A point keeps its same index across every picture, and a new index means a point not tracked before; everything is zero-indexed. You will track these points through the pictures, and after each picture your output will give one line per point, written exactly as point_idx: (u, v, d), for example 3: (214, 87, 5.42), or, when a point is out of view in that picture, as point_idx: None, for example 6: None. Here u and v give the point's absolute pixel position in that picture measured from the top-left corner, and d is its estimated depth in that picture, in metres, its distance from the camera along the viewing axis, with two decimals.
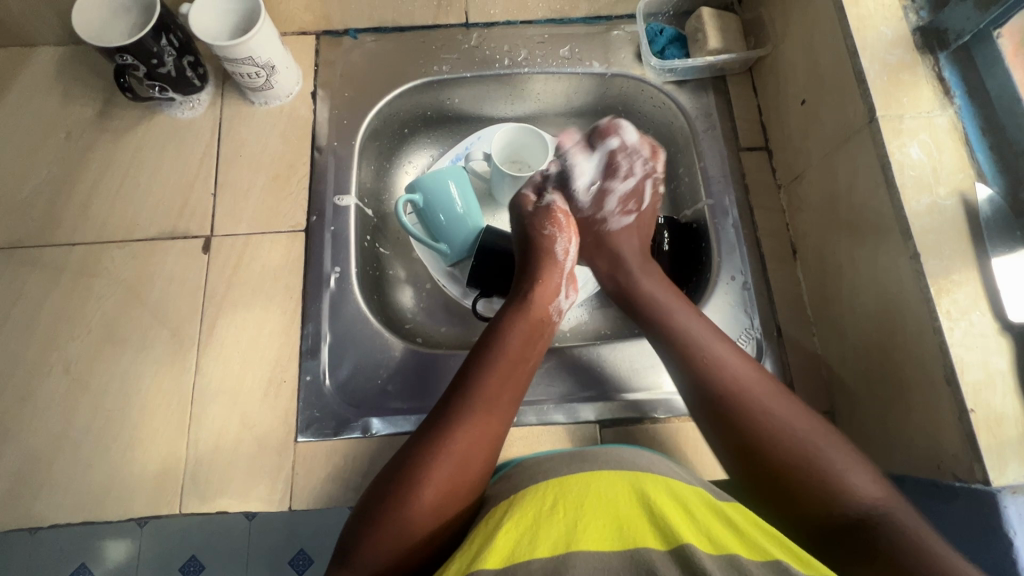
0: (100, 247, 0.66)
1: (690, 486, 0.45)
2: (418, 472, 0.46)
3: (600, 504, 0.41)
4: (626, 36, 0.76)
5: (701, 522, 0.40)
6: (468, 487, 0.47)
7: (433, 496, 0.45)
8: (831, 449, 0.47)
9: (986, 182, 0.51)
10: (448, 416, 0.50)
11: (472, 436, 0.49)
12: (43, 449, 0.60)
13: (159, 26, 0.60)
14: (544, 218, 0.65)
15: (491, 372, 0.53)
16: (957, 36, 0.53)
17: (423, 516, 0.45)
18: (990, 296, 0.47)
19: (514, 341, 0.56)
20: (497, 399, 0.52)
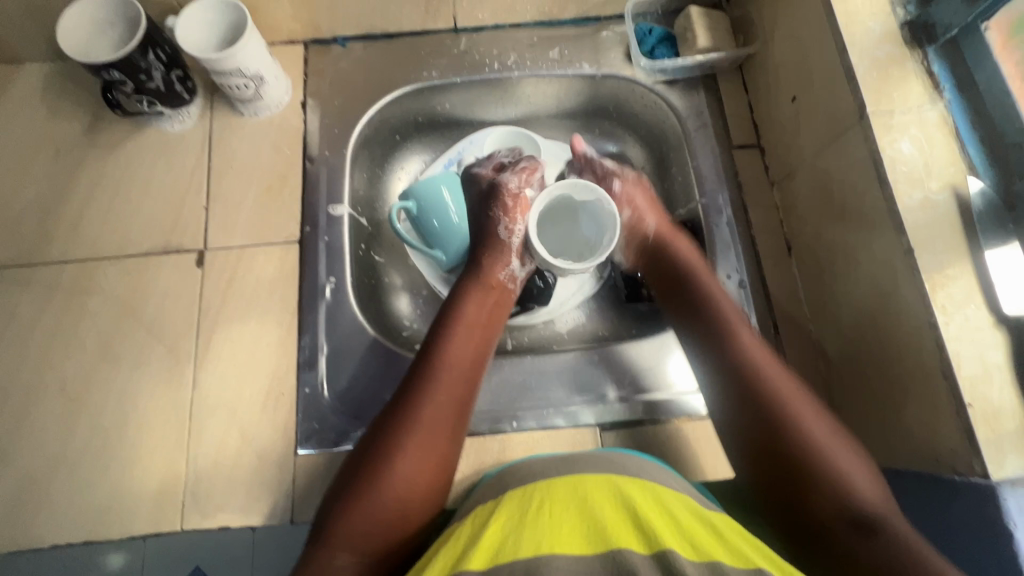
0: (92, 264, 0.66)
1: (675, 491, 0.44)
2: (390, 446, 0.48)
3: (583, 507, 0.41)
4: (616, 36, 0.76)
5: (684, 527, 0.40)
6: (439, 459, 0.50)
7: (406, 472, 0.48)
8: (816, 427, 0.49)
9: (978, 176, 0.51)
10: (415, 389, 0.51)
11: (434, 409, 0.50)
12: (41, 470, 0.59)
13: (145, 41, 0.60)
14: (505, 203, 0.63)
15: (450, 345, 0.54)
16: (944, 31, 0.53)
17: (398, 493, 0.47)
18: (984, 289, 0.47)
19: (474, 316, 0.57)
20: (459, 368, 0.53)
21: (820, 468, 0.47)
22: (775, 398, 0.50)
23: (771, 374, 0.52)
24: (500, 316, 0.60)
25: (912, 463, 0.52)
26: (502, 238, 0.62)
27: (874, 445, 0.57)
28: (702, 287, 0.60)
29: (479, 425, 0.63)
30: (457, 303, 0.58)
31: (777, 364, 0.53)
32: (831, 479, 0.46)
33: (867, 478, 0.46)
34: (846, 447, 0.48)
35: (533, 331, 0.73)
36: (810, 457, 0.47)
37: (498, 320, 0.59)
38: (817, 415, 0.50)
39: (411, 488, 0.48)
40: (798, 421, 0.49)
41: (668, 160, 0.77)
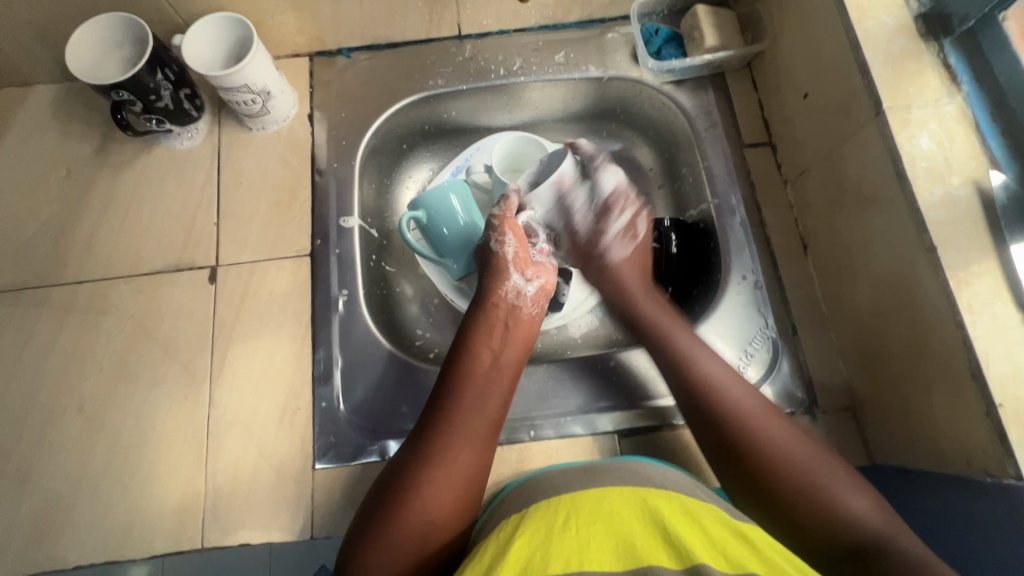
0: (106, 284, 0.66)
1: (705, 505, 0.44)
2: (411, 481, 0.48)
3: (610, 521, 0.41)
4: (622, 38, 0.75)
5: (716, 540, 0.39)
6: (465, 490, 0.49)
7: (431, 504, 0.47)
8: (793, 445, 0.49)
9: (1000, 169, 0.50)
10: (432, 425, 0.51)
11: (457, 442, 0.50)
12: (62, 490, 0.60)
13: (153, 60, 0.60)
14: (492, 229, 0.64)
15: (470, 374, 0.54)
16: (960, 22, 0.52)
17: (422, 528, 0.46)
18: (1011, 285, 0.46)
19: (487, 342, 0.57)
20: (478, 399, 0.53)
21: (800, 486, 0.47)
22: (746, 423, 0.51)
23: (731, 387, 0.54)
24: (516, 337, 0.59)
25: (942, 464, 0.51)
26: (504, 263, 0.62)
27: (900, 446, 0.56)
28: (669, 343, 0.59)
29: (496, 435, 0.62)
30: (473, 332, 0.57)
31: (727, 370, 0.55)
32: (818, 501, 0.46)
33: (857, 496, 0.47)
34: (818, 458, 0.49)
35: (547, 338, 0.73)
36: (777, 471, 0.48)
37: (515, 342, 0.58)
38: (773, 417, 0.52)
39: (436, 520, 0.46)
40: (768, 437, 0.50)
41: (677, 161, 0.76)
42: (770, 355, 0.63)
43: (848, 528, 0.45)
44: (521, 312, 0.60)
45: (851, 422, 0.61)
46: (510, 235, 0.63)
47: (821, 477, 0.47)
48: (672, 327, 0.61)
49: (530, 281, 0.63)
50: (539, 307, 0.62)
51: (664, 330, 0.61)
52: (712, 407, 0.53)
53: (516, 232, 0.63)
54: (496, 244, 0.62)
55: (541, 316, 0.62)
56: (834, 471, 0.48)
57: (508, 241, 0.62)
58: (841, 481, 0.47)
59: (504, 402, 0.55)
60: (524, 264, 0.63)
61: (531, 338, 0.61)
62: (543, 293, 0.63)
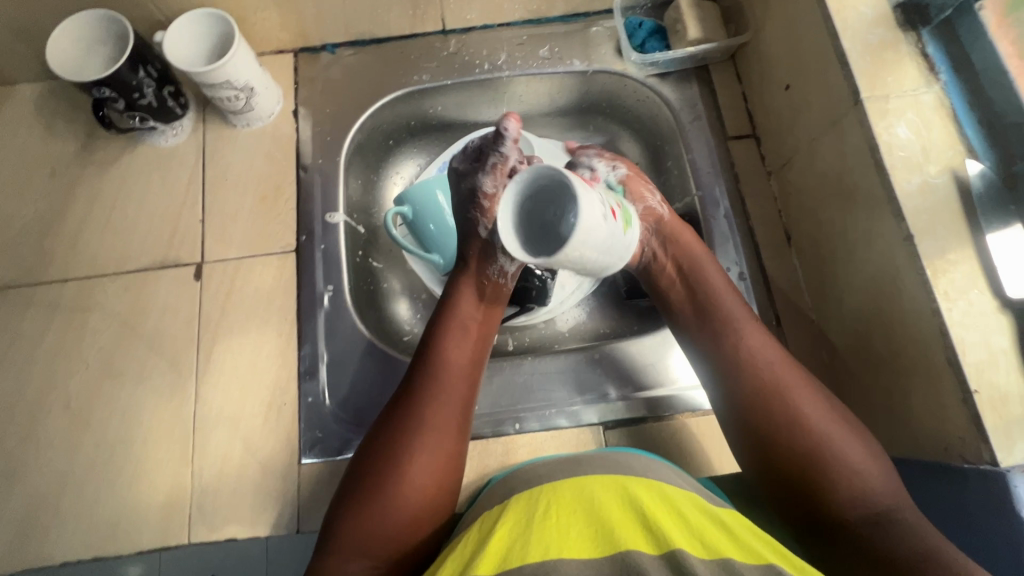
0: (92, 282, 0.66)
1: (682, 490, 0.45)
2: (392, 456, 0.48)
3: (591, 508, 0.41)
4: (606, 31, 0.75)
5: (694, 525, 0.40)
6: (448, 454, 0.50)
7: (414, 475, 0.48)
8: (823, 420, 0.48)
9: (977, 158, 0.50)
10: (412, 396, 0.51)
11: (436, 413, 0.50)
12: (49, 488, 0.60)
13: (135, 58, 0.60)
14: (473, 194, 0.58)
15: (447, 344, 0.54)
16: (938, 11, 0.52)
17: (408, 495, 0.47)
18: (987, 272, 0.47)
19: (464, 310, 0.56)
20: (457, 371, 0.53)
21: (819, 457, 0.47)
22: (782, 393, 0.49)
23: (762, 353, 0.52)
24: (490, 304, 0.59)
25: (921, 451, 0.52)
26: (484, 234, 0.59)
27: (882, 435, 0.56)
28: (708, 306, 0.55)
29: (482, 428, 0.63)
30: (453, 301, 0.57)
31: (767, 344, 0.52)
32: (836, 480, 0.46)
33: (875, 467, 0.47)
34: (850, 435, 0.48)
35: (534, 332, 0.73)
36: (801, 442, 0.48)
37: (490, 308, 0.59)
38: (818, 402, 0.49)
39: (421, 487, 0.48)
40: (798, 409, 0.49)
41: (663, 154, 0.76)
42: None
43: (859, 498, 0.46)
44: (502, 282, 0.61)
45: None
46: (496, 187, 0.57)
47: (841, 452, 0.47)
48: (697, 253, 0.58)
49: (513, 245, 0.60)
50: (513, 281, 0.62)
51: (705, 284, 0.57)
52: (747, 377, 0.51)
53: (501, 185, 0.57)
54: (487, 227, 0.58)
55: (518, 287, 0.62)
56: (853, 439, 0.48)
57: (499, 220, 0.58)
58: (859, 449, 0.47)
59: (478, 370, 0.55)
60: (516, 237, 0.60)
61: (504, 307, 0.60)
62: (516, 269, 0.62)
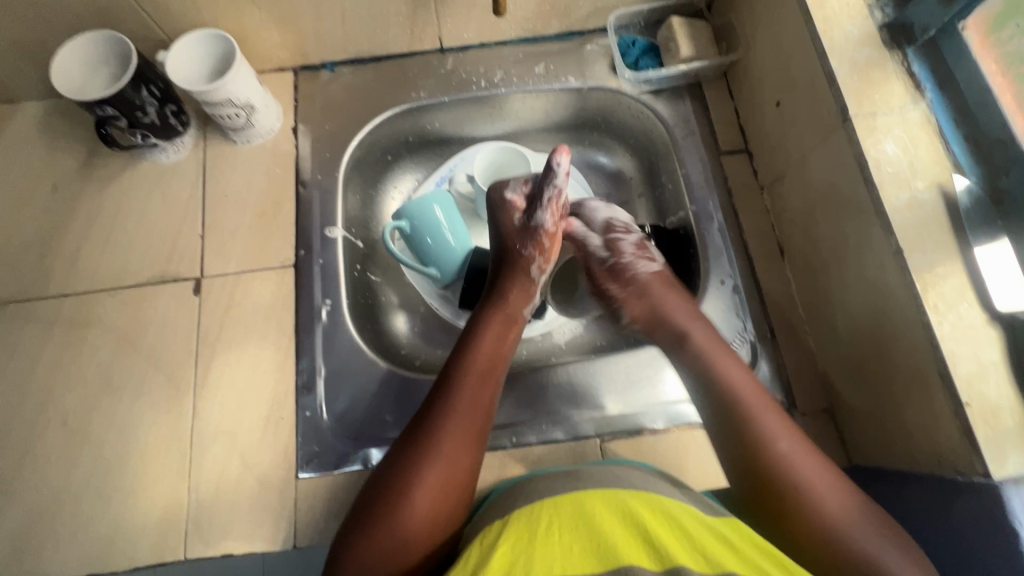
0: (91, 297, 0.67)
1: (681, 503, 0.45)
2: (408, 475, 0.49)
3: (594, 524, 0.41)
4: (600, 49, 0.77)
5: (696, 540, 0.40)
6: (457, 489, 0.50)
7: (426, 495, 0.48)
8: (837, 505, 0.46)
9: (964, 174, 0.51)
10: (432, 417, 0.52)
11: (453, 434, 0.51)
12: (45, 504, 0.60)
13: (138, 77, 0.61)
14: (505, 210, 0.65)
15: (467, 375, 0.55)
16: (923, 32, 0.53)
17: (418, 521, 0.47)
18: (975, 286, 0.47)
19: (487, 337, 0.58)
20: (479, 397, 0.54)
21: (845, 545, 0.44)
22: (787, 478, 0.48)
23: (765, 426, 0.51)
24: (511, 332, 0.60)
25: (916, 464, 0.52)
26: (528, 270, 0.63)
27: (877, 448, 0.56)
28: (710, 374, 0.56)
29: None
30: (477, 326, 0.59)
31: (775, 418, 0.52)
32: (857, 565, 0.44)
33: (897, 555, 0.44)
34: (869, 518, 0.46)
35: (531, 345, 0.74)
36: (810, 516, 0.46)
37: (510, 337, 0.60)
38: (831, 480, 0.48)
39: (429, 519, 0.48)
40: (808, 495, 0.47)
41: (657, 168, 0.78)
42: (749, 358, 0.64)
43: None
44: (523, 312, 0.62)
45: (830, 424, 0.61)
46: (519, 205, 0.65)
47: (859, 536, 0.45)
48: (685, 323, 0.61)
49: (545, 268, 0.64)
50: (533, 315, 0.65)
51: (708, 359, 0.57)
52: (751, 454, 0.50)
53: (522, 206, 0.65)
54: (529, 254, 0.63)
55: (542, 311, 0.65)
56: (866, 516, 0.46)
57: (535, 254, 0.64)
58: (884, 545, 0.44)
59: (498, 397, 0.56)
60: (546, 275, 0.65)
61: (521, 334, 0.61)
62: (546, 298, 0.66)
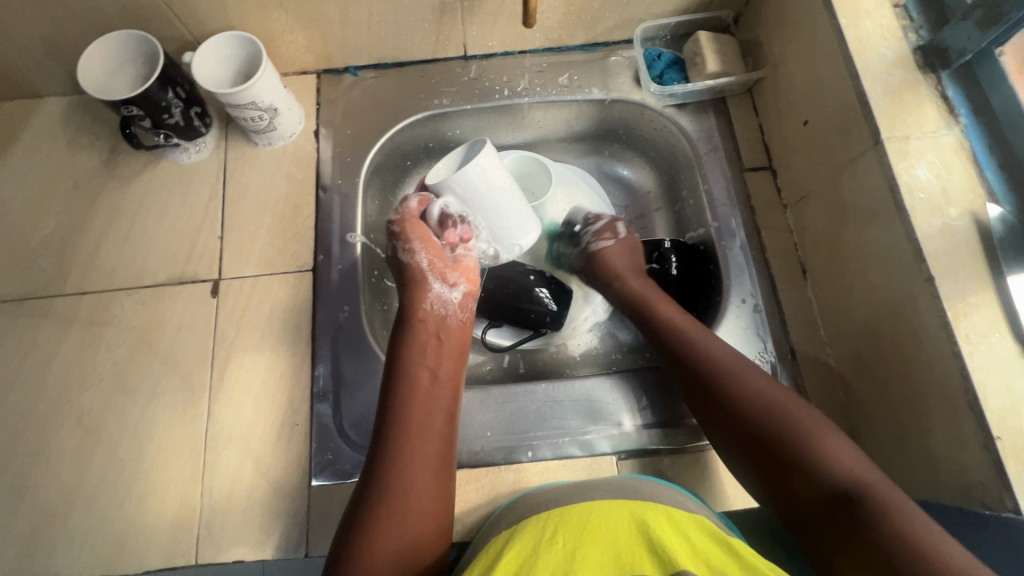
0: (110, 296, 0.67)
1: (693, 515, 0.44)
2: (369, 518, 0.48)
3: (597, 532, 0.41)
4: (625, 61, 0.76)
5: (701, 550, 0.39)
6: (434, 513, 0.50)
7: (396, 530, 0.47)
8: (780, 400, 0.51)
9: (997, 201, 0.50)
10: (378, 458, 0.51)
11: (407, 463, 0.50)
12: (58, 501, 0.59)
13: (165, 79, 0.62)
14: (410, 235, 0.63)
15: (402, 406, 0.54)
16: (959, 55, 0.52)
17: (383, 559, 0.46)
18: (1008, 317, 0.47)
19: (421, 356, 0.58)
20: (418, 423, 0.53)
21: (793, 442, 0.48)
22: (732, 388, 0.53)
23: (691, 332, 0.59)
24: (444, 347, 0.60)
25: (939, 493, 0.51)
26: (432, 283, 0.63)
27: (899, 475, 0.56)
28: (658, 320, 0.62)
29: (494, 455, 0.62)
30: (406, 350, 0.58)
31: (720, 346, 0.57)
32: (812, 462, 0.47)
33: (839, 447, 0.47)
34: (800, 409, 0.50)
35: (546, 356, 0.74)
36: (779, 424, 0.49)
37: (444, 352, 0.59)
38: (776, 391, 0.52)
39: (407, 530, 0.48)
40: (754, 394, 0.52)
41: (678, 182, 0.77)
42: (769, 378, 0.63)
43: (834, 475, 0.46)
44: (447, 322, 0.62)
45: None
46: (417, 241, 0.63)
47: (807, 421, 0.49)
48: (656, 302, 0.65)
49: (454, 285, 0.63)
50: (467, 312, 0.64)
51: (649, 308, 0.64)
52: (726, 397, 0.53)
53: (422, 236, 0.63)
54: (407, 254, 0.63)
55: (472, 319, 0.64)
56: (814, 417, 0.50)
57: (417, 249, 0.63)
58: (832, 438, 0.48)
59: (449, 413, 0.55)
60: (443, 270, 0.63)
61: (466, 343, 0.62)
62: (468, 297, 0.64)
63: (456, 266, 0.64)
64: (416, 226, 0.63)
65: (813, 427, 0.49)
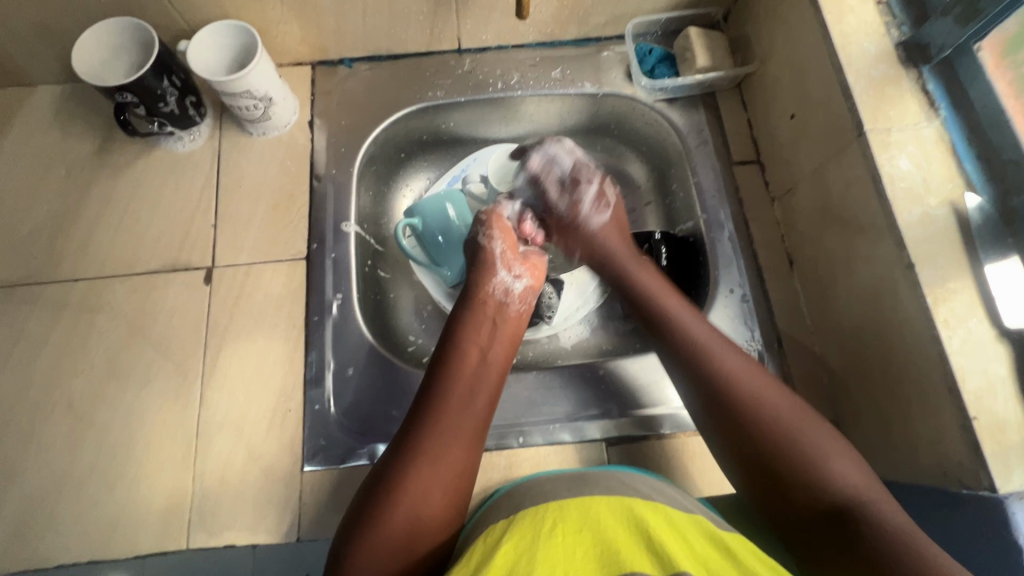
0: (102, 283, 0.67)
1: (688, 515, 0.44)
2: (391, 484, 0.47)
3: (595, 527, 0.41)
4: (616, 56, 0.77)
5: (698, 552, 0.39)
6: (454, 490, 0.49)
7: (418, 497, 0.47)
8: (781, 411, 0.50)
9: (975, 191, 0.52)
10: (415, 426, 0.51)
11: (444, 432, 0.50)
12: (48, 487, 0.59)
13: (161, 67, 0.62)
14: (484, 224, 0.66)
15: (449, 383, 0.53)
16: (938, 50, 0.54)
17: (396, 524, 0.46)
18: (985, 302, 0.48)
19: (472, 337, 0.58)
20: (465, 400, 0.53)
21: (803, 458, 0.47)
22: (735, 388, 0.51)
23: (688, 323, 0.57)
24: (497, 333, 0.59)
25: (919, 475, 0.52)
26: (498, 269, 0.63)
27: (882, 459, 0.57)
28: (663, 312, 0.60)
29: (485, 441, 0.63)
30: (461, 327, 0.58)
31: (724, 343, 0.56)
32: (814, 472, 0.46)
33: (841, 460, 0.47)
34: (803, 423, 0.49)
35: (537, 347, 0.74)
36: (784, 449, 0.48)
37: (496, 337, 0.59)
38: (776, 391, 0.52)
39: (425, 500, 0.47)
40: (752, 396, 0.51)
41: (668, 176, 0.78)
42: (756, 366, 0.64)
43: (826, 487, 0.45)
44: (503, 309, 0.62)
45: None
46: (497, 233, 0.65)
47: (811, 443, 0.48)
48: (628, 261, 0.66)
49: (517, 275, 0.64)
50: (527, 304, 0.64)
51: (660, 303, 0.60)
52: (722, 386, 0.52)
53: (503, 230, 0.66)
54: (484, 239, 0.65)
55: (529, 313, 0.64)
56: (823, 433, 0.49)
57: (495, 237, 0.65)
58: (839, 455, 0.47)
59: (492, 401, 0.55)
60: (511, 261, 0.64)
61: (519, 334, 0.62)
62: (531, 291, 0.65)
63: (526, 257, 0.66)
64: (501, 223, 0.66)
65: (819, 442, 0.48)
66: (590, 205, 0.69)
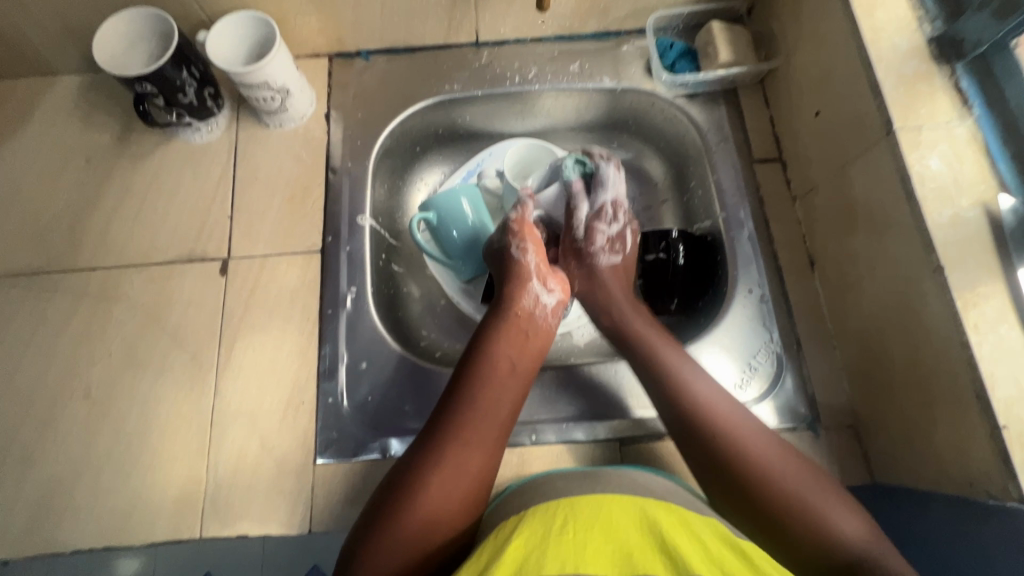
0: (119, 272, 0.67)
1: (701, 517, 0.44)
2: (409, 490, 0.47)
3: (607, 526, 0.40)
4: (636, 50, 0.76)
5: (710, 551, 0.39)
6: (472, 500, 0.48)
7: (436, 505, 0.46)
8: (789, 474, 0.48)
9: (1010, 193, 0.50)
10: (438, 436, 0.50)
11: (467, 443, 0.50)
12: (66, 473, 0.60)
13: (180, 57, 0.62)
14: (516, 232, 0.63)
15: (477, 393, 0.52)
16: (974, 46, 0.52)
17: (412, 530, 0.45)
18: (1018, 308, 0.46)
19: (502, 348, 0.56)
20: (490, 411, 0.52)
21: (809, 515, 0.46)
22: (739, 449, 0.49)
23: (686, 372, 0.56)
24: (528, 346, 0.58)
25: (943, 484, 0.51)
26: (529, 279, 0.61)
27: (903, 466, 0.56)
28: (659, 368, 0.57)
29: None
30: (491, 336, 0.57)
31: (722, 397, 0.53)
32: (821, 528, 0.45)
33: (847, 515, 0.46)
34: (810, 475, 0.48)
35: (551, 344, 0.73)
36: (791, 509, 0.46)
37: (526, 349, 0.58)
38: (777, 450, 0.50)
39: (443, 511, 0.46)
40: (757, 458, 0.49)
41: (687, 173, 0.77)
42: (775, 368, 0.63)
43: (837, 545, 0.44)
44: (534, 322, 0.60)
45: (853, 440, 0.61)
46: (530, 244, 0.63)
47: (814, 495, 0.47)
48: (615, 291, 0.65)
49: (551, 291, 0.62)
50: (558, 319, 0.63)
51: (653, 357, 0.57)
52: (729, 453, 0.49)
53: (536, 241, 0.64)
54: (519, 250, 0.62)
55: (558, 327, 0.63)
56: (824, 488, 0.48)
57: (529, 250, 0.62)
58: (839, 506, 0.46)
59: (516, 412, 0.54)
60: (545, 275, 0.63)
61: (547, 348, 0.61)
62: (562, 305, 0.63)
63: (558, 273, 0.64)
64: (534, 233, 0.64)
65: (821, 495, 0.47)
66: (603, 243, 0.66)
